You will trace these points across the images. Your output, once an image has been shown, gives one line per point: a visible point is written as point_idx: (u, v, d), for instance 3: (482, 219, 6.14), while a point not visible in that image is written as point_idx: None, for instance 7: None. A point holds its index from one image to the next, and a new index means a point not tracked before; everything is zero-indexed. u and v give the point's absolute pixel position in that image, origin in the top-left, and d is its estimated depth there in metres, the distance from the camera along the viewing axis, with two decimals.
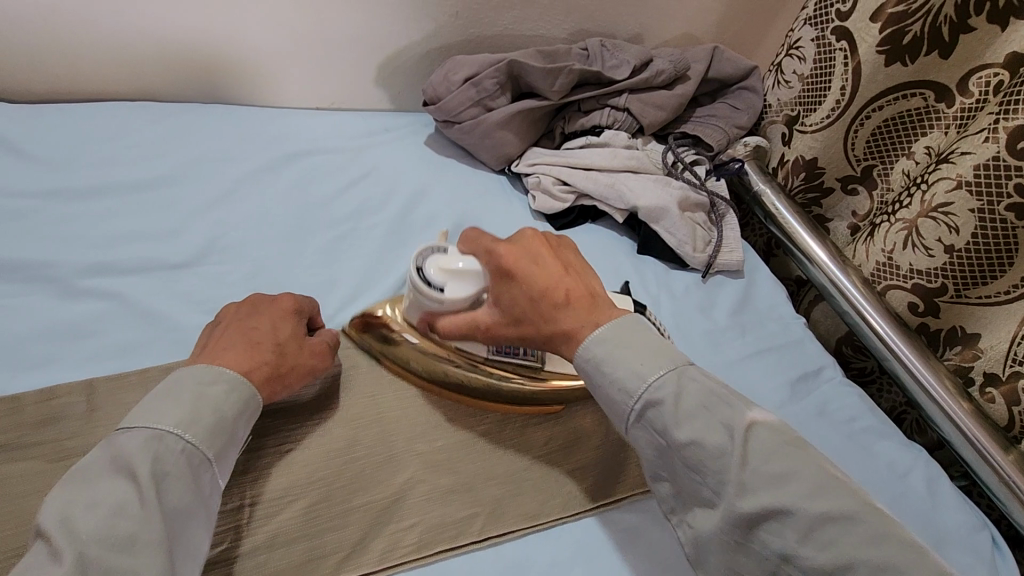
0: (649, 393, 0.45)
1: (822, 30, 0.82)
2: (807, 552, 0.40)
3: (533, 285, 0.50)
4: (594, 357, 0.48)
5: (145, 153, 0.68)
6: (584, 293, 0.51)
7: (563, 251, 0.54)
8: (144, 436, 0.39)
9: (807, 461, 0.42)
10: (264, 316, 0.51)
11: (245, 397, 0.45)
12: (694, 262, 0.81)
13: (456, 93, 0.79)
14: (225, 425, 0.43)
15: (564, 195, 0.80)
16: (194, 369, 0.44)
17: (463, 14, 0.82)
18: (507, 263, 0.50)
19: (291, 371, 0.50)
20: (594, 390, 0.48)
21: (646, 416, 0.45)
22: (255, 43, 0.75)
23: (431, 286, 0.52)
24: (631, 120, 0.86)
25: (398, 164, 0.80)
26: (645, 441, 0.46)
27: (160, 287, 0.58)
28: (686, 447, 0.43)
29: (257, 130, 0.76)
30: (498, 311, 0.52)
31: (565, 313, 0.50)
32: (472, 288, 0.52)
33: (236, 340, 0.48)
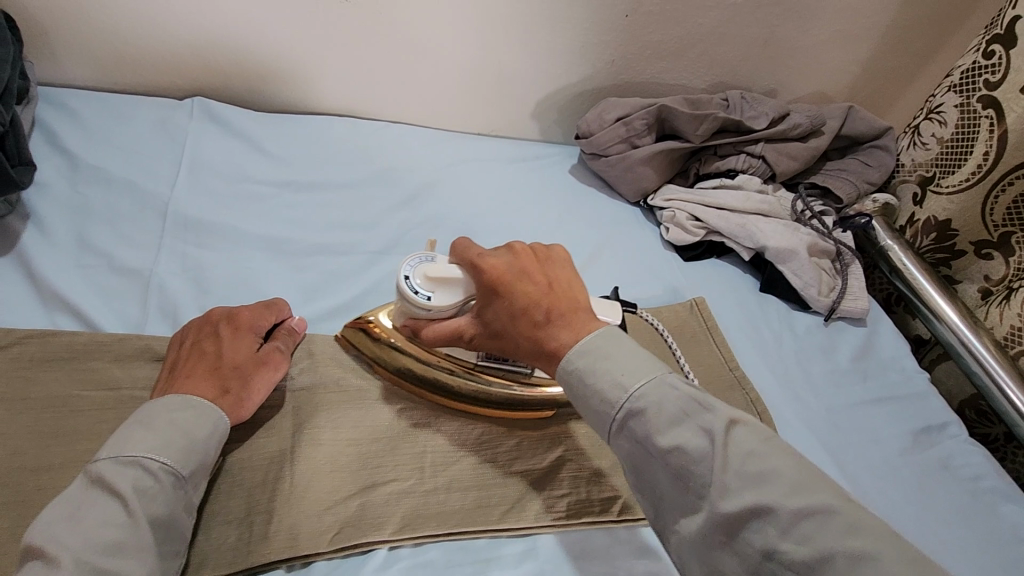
0: (633, 402, 0.45)
1: (967, 97, 0.85)
2: (788, 548, 0.39)
3: (514, 301, 0.51)
4: (576, 370, 0.48)
5: (349, 158, 0.81)
6: (570, 311, 0.51)
7: (552, 266, 0.54)
8: (120, 459, 0.43)
9: (790, 459, 0.42)
10: (217, 339, 0.54)
11: (214, 419, 0.48)
12: (817, 306, 0.84)
13: (608, 130, 0.88)
14: (197, 447, 0.46)
15: (696, 230, 0.87)
16: (159, 400, 0.48)
17: (618, 62, 0.92)
18: (492, 277, 0.52)
19: (254, 389, 0.53)
20: (575, 401, 0.49)
21: (627, 425, 0.46)
22: (440, 78, 0.89)
23: (418, 294, 0.53)
24: (765, 168, 0.91)
25: (547, 187, 0.90)
26: (629, 450, 0.47)
27: (362, 267, 0.70)
28: (669, 453, 0.43)
29: (431, 147, 0.89)
30: (482, 323, 0.53)
31: (552, 330, 0.51)
32: (459, 294, 0.53)
33: (195, 367, 0.52)
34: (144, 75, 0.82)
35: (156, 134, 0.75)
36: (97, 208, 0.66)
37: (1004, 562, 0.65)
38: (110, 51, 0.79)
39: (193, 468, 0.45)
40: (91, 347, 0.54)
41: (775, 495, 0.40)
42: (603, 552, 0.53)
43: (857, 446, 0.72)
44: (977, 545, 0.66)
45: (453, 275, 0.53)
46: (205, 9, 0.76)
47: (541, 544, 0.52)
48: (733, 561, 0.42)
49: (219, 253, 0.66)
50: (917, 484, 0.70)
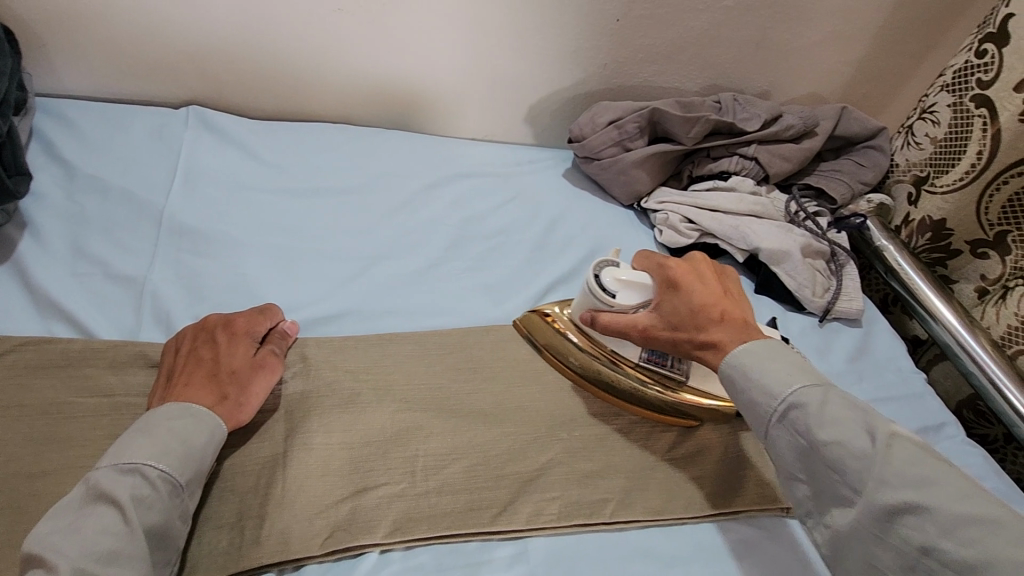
0: (795, 394, 0.50)
1: (960, 96, 0.85)
2: (949, 547, 0.41)
3: (694, 298, 0.57)
4: (740, 363, 0.53)
5: (343, 165, 0.82)
6: (739, 316, 0.57)
7: (727, 279, 0.62)
8: (118, 467, 0.44)
9: (946, 471, 0.44)
10: (212, 345, 0.55)
11: (213, 426, 0.49)
12: (812, 306, 0.84)
13: (601, 133, 0.89)
14: (195, 454, 0.47)
15: (689, 232, 0.87)
16: (160, 409, 0.49)
17: (610, 66, 0.93)
18: (675, 277, 0.59)
19: (251, 395, 0.53)
20: (736, 394, 0.54)
21: (788, 417, 0.50)
22: (433, 84, 0.90)
23: (605, 290, 0.61)
24: (758, 169, 0.92)
25: (541, 191, 0.91)
26: (785, 442, 0.50)
27: (356, 272, 0.70)
28: (827, 446, 0.47)
29: (425, 153, 0.90)
30: (658, 316, 0.59)
31: (718, 328, 0.56)
32: (644, 295, 0.60)
33: (194, 374, 0.52)
34: (140, 84, 0.83)
35: (152, 143, 0.76)
36: (94, 216, 0.67)
37: None
38: (106, 62, 0.80)
39: (189, 476, 0.46)
40: (86, 354, 0.55)
41: (926, 494, 0.43)
42: (594, 554, 0.53)
43: None
44: None
45: (642, 279, 0.60)
46: (198, 19, 0.77)
47: (532, 547, 0.52)
48: (888, 557, 0.44)
49: (214, 260, 0.66)
50: None
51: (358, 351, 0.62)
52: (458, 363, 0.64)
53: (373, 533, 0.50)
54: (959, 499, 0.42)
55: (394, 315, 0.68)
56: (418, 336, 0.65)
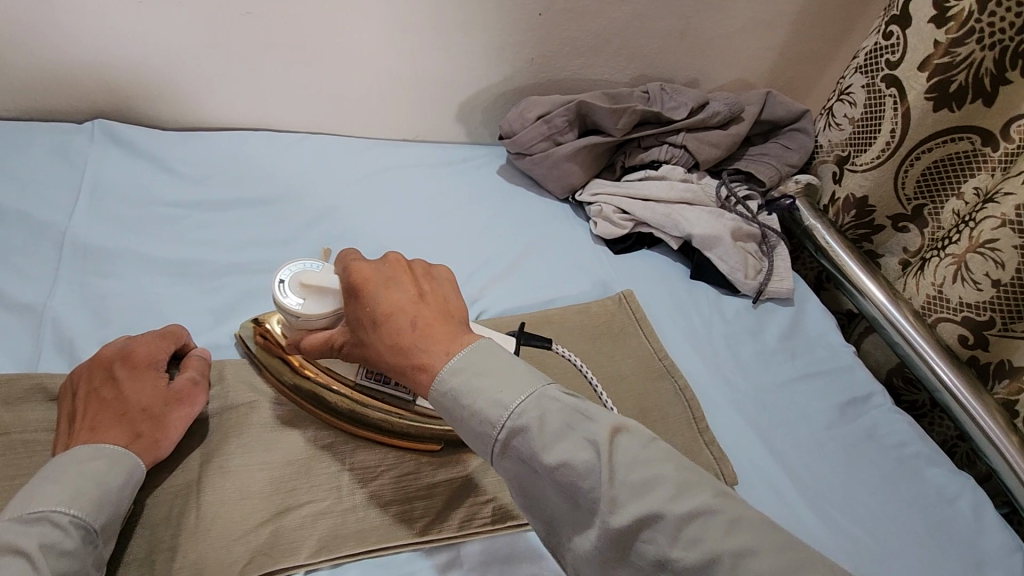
0: (517, 418, 0.44)
1: (872, 77, 0.87)
2: (678, 554, 0.40)
3: (378, 308, 0.49)
4: (451, 388, 0.46)
5: (265, 174, 0.80)
6: (438, 322, 0.49)
7: (431, 282, 0.53)
8: (30, 515, 0.41)
9: (668, 465, 0.43)
10: (116, 384, 0.51)
11: (129, 468, 0.47)
12: (745, 289, 0.86)
13: (529, 128, 0.88)
14: (113, 498, 0.45)
15: (624, 223, 0.87)
16: (70, 453, 0.46)
17: (537, 60, 0.92)
18: (357, 281, 0.51)
19: (169, 428, 0.51)
20: (450, 420, 0.47)
21: (511, 445, 0.44)
22: (357, 87, 0.88)
23: (290, 302, 0.54)
24: (688, 157, 0.93)
25: (474, 191, 0.90)
26: (513, 470, 0.45)
27: (278, 283, 0.68)
28: (557, 470, 0.43)
29: (353, 157, 0.87)
30: (348, 331, 0.52)
31: (417, 343, 0.48)
32: (332, 304, 0.54)
33: (99, 414, 0.49)
34: (38, 98, 0.78)
35: (54, 160, 0.72)
36: None
37: (926, 524, 0.68)
38: None
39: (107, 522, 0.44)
40: None
41: (661, 501, 0.41)
42: (529, 554, 0.53)
43: (784, 423, 0.74)
44: (903, 510, 0.68)
45: (327, 285, 0.54)
46: (95, 28, 0.73)
47: (464, 553, 0.52)
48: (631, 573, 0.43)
49: (123, 281, 0.63)
50: (844, 455, 0.72)
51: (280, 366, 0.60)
52: None
53: (298, 553, 0.48)
54: (706, 497, 0.42)
55: None
56: None
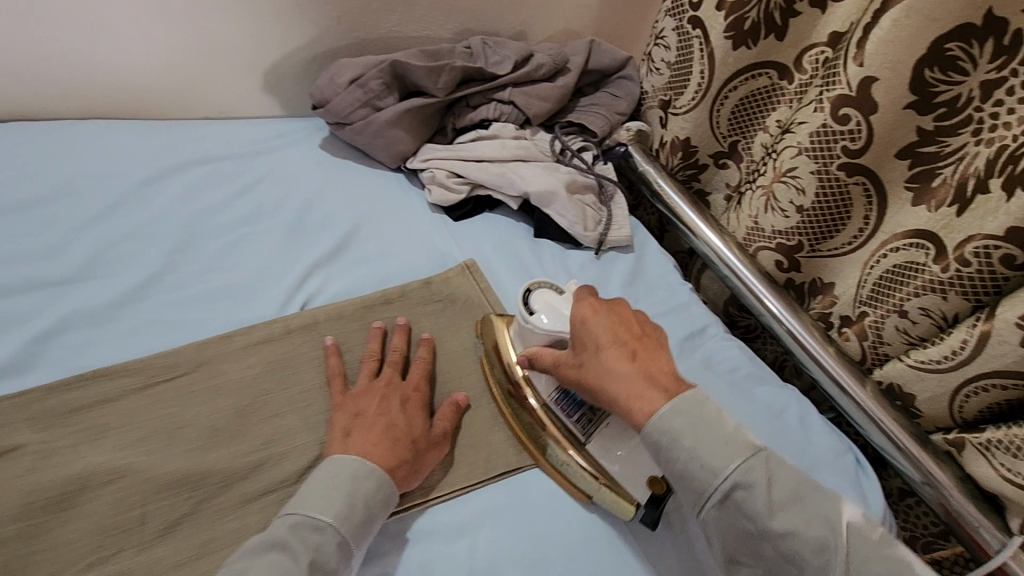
0: (737, 476, 0.49)
1: (680, 20, 0.90)
2: None
3: (602, 338, 0.58)
4: (669, 430, 0.52)
5: (22, 175, 0.67)
6: (656, 356, 0.58)
7: (648, 329, 0.62)
8: (307, 522, 0.48)
9: (889, 555, 0.47)
10: (401, 408, 0.58)
11: (388, 495, 0.51)
12: (586, 241, 0.86)
13: (344, 95, 0.81)
14: (371, 520, 0.50)
15: (458, 187, 0.84)
16: (332, 462, 0.52)
17: (344, 18, 0.84)
18: (585, 315, 0.59)
19: (422, 464, 0.57)
20: (669, 472, 0.52)
21: (731, 497, 0.49)
22: (131, 61, 0.76)
23: (532, 312, 0.63)
24: (518, 113, 0.90)
25: (292, 169, 0.81)
26: (729, 523, 0.50)
27: (44, 304, 0.58)
28: (782, 537, 0.48)
29: (137, 143, 0.76)
30: (572, 353, 0.60)
31: (644, 381, 0.55)
32: (563, 323, 0.62)
33: (380, 437, 0.54)
34: None
35: None
36: None
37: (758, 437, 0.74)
38: None
39: (364, 542, 0.49)
40: None
41: None
42: (369, 555, 0.53)
43: None
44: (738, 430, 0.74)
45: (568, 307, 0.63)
46: None
47: None
48: None
49: None
50: None
51: (48, 404, 0.51)
52: (192, 384, 0.55)
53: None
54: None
55: (101, 345, 0.56)
56: (135, 364, 0.55)
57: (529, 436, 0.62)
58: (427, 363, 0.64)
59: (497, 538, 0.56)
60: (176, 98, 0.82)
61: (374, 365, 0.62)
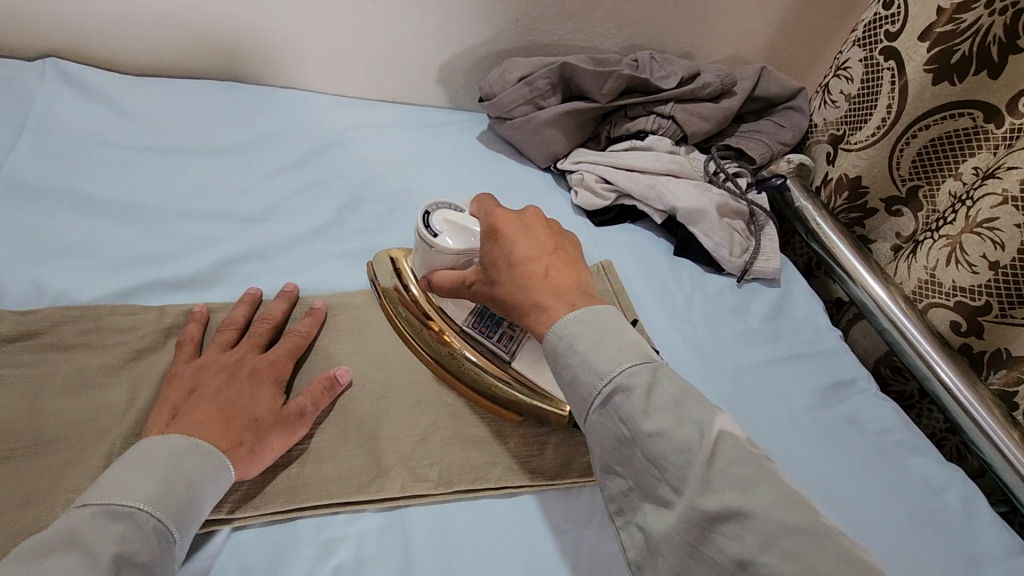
0: (622, 378, 0.45)
1: (871, 50, 0.84)
2: (765, 561, 0.37)
3: (514, 251, 0.53)
4: (568, 333, 0.48)
5: (225, 124, 0.75)
6: (568, 274, 0.53)
7: (564, 240, 0.57)
8: (107, 511, 0.38)
9: (775, 474, 0.41)
10: (249, 384, 0.49)
11: (219, 472, 0.44)
12: (729, 267, 0.82)
13: (510, 91, 0.84)
14: (194, 503, 0.42)
15: (606, 192, 0.83)
16: (142, 447, 0.43)
17: (521, 21, 0.88)
18: (497, 225, 0.55)
19: (266, 448, 0.47)
20: (559, 376, 0.49)
21: (612, 403, 0.45)
22: (329, 43, 0.83)
23: (429, 230, 0.57)
24: (675, 128, 0.88)
25: (449, 153, 0.86)
26: (606, 430, 0.45)
27: (231, 233, 0.64)
28: (650, 438, 0.42)
29: (321, 113, 0.83)
30: (481, 271, 0.55)
31: (547, 291, 0.51)
32: (465, 243, 0.56)
33: (209, 419, 0.46)
34: None
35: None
36: None
37: (909, 521, 0.63)
38: None
39: (187, 529, 0.41)
40: None
41: (760, 502, 0.39)
42: (473, 526, 0.50)
43: (768, 405, 0.70)
44: (882, 498, 0.65)
45: (466, 225, 0.57)
46: None
47: (407, 517, 0.49)
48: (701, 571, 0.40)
49: (61, 221, 0.59)
50: (822, 438, 0.69)
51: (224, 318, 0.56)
52: (342, 326, 0.60)
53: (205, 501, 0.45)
54: (782, 505, 0.39)
55: (273, 277, 0.62)
56: (297, 298, 0.60)
57: (413, 341, 0.60)
58: (303, 337, 0.56)
59: (607, 543, 0.51)
60: (360, 82, 0.89)
61: (231, 335, 0.54)
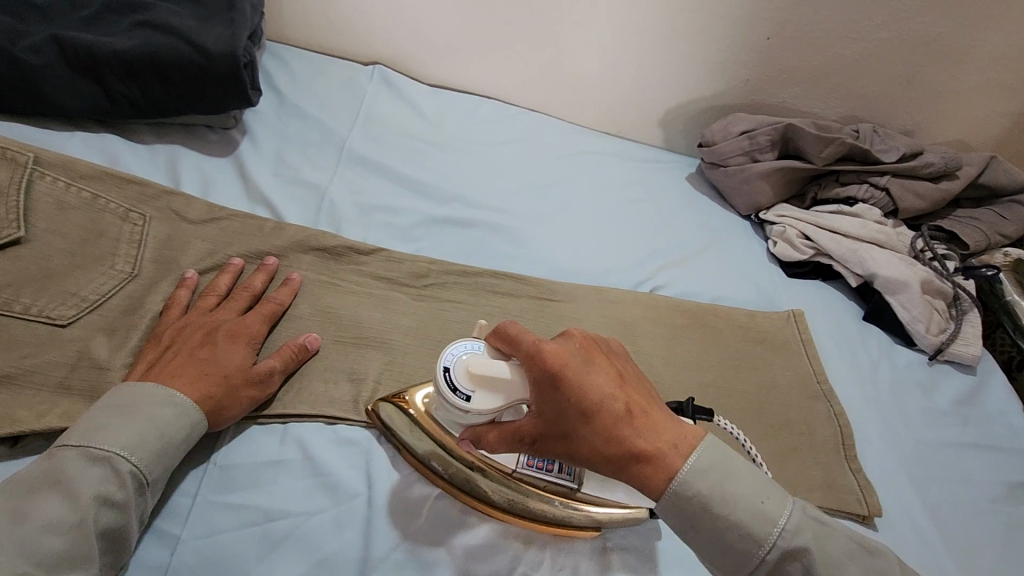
0: (768, 518, 0.45)
1: None
2: None
3: (586, 397, 0.45)
4: (698, 492, 0.45)
5: (489, 133, 0.92)
6: (647, 407, 0.47)
7: (615, 356, 0.50)
8: (87, 455, 0.45)
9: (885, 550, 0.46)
10: (221, 342, 0.54)
11: (193, 423, 0.50)
12: (923, 342, 0.82)
13: (731, 141, 0.92)
14: (167, 454, 0.48)
15: (805, 248, 0.88)
16: (121, 391, 0.49)
17: (752, 82, 0.96)
18: (553, 370, 0.46)
19: (234, 405, 0.52)
20: (689, 523, 0.45)
21: (759, 547, 0.44)
22: (578, 79, 0.97)
23: (457, 392, 0.50)
24: (888, 201, 0.91)
25: (661, 186, 0.96)
26: (753, 567, 0.45)
27: (491, 220, 0.79)
28: (798, 558, 0.44)
29: (558, 136, 0.97)
30: (541, 423, 0.48)
31: (636, 429, 0.45)
32: (505, 397, 0.49)
33: (185, 371, 0.51)
34: (337, 39, 0.95)
35: (342, 87, 0.88)
36: (293, 133, 0.79)
37: None
38: (319, 21, 0.93)
39: (157, 478, 0.48)
40: (274, 231, 0.66)
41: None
42: None
43: (947, 484, 0.70)
44: None
45: (498, 372, 0.49)
46: None
47: None
48: None
49: (376, 186, 0.77)
50: (1003, 531, 0.67)
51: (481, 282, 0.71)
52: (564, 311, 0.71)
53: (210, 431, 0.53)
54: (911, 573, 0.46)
55: (517, 262, 0.77)
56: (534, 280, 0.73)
57: (455, 483, 0.54)
58: (274, 303, 0.60)
59: None
60: (592, 114, 1.02)
61: (213, 299, 0.59)
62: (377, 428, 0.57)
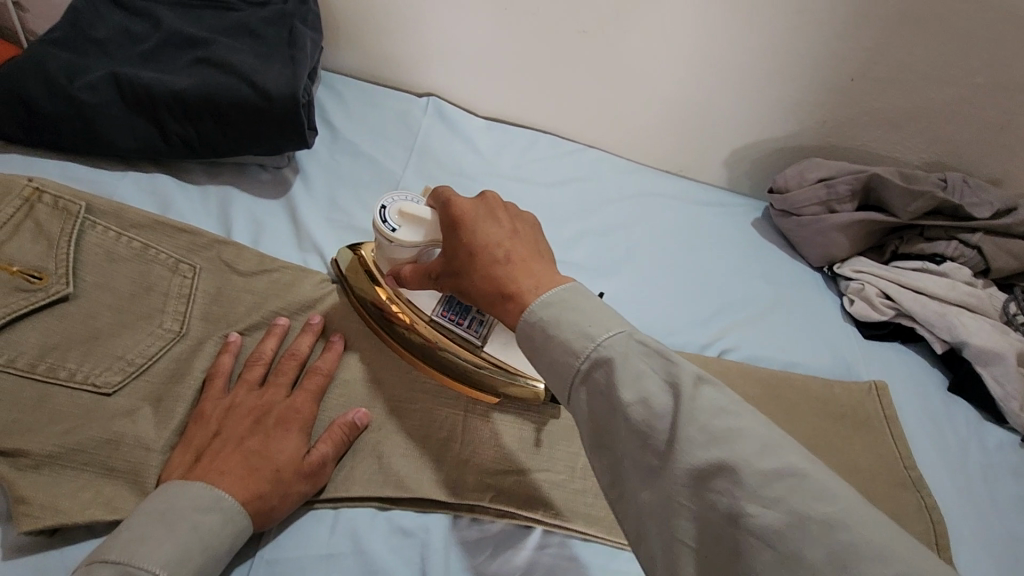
0: (602, 346, 0.42)
1: None
2: (757, 512, 0.36)
3: (476, 239, 0.50)
4: (543, 318, 0.44)
5: (546, 173, 0.88)
6: (530, 258, 0.49)
7: (532, 226, 0.52)
8: (129, 573, 0.42)
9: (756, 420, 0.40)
10: (273, 433, 0.53)
11: (239, 527, 0.48)
12: (1016, 421, 0.74)
13: (806, 189, 0.86)
14: (208, 568, 0.46)
15: (885, 308, 0.81)
16: (166, 491, 0.47)
17: (829, 124, 0.89)
18: (458, 217, 0.51)
19: (285, 499, 0.51)
20: (539, 357, 0.45)
21: (591, 377, 0.42)
22: (640, 114, 0.91)
23: (386, 225, 0.56)
24: (979, 260, 0.83)
25: (725, 232, 0.90)
26: (584, 405, 0.43)
27: None
28: (630, 407, 0.40)
29: (617, 174, 0.92)
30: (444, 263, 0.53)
31: (509, 273, 0.48)
32: (422, 237, 0.56)
33: (234, 465, 0.50)
34: (392, 69, 0.92)
35: (396, 122, 0.85)
36: (346, 172, 0.76)
37: None
38: (375, 53, 0.90)
39: None
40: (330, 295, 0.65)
41: (743, 454, 0.37)
42: None
43: None
44: None
45: (423, 215, 0.55)
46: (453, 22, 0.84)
47: None
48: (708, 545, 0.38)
49: None
50: None
51: None
52: None
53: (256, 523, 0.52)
54: (765, 454, 0.38)
55: None
56: None
57: (387, 330, 0.62)
58: (322, 374, 0.58)
59: None
60: (651, 151, 0.96)
61: (259, 371, 0.57)
62: (431, 515, 0.56)
